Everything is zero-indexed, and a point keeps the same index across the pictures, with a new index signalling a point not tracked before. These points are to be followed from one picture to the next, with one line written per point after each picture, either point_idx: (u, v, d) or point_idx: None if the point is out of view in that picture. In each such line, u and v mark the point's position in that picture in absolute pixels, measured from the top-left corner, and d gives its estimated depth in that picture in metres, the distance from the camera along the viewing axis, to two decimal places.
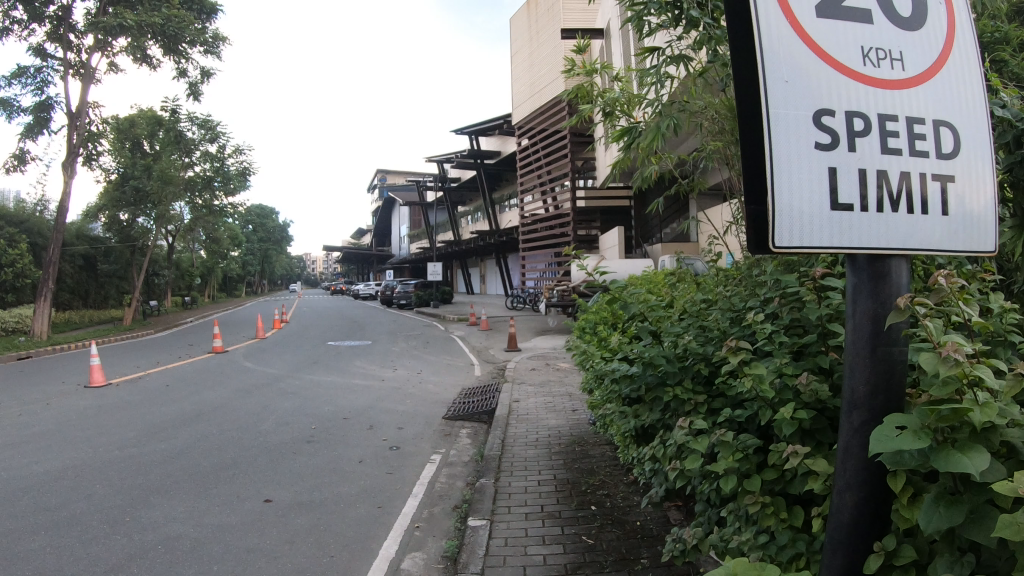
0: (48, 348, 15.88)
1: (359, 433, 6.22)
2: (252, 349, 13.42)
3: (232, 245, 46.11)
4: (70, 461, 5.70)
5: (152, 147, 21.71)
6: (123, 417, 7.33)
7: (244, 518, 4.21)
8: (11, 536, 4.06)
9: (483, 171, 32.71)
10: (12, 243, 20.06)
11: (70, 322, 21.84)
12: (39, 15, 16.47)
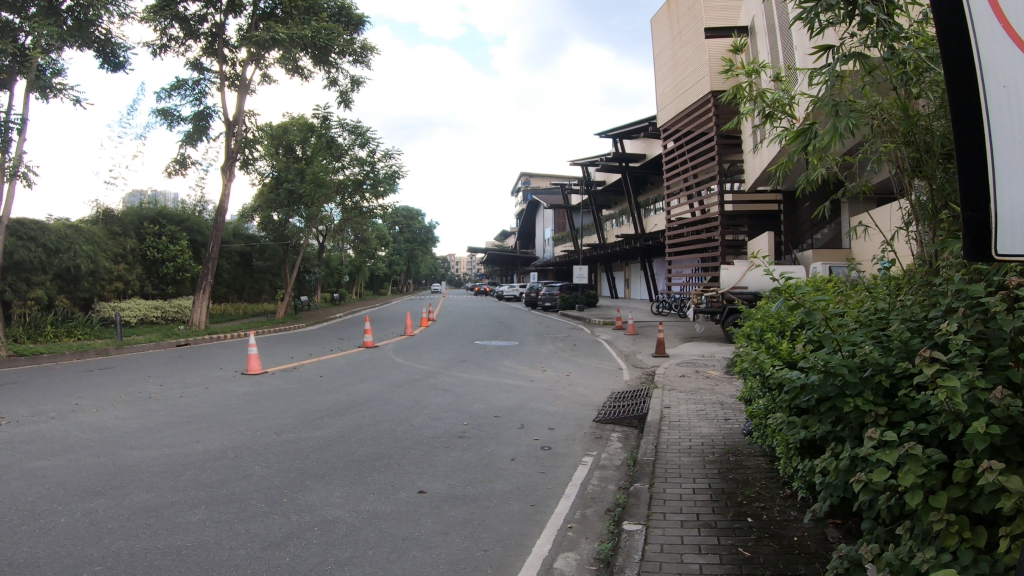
0: (207, 337, 17.13)
1: (511, 432, 6.30)
2: (401, 345, 13.87)
3: (380, 246, 48.14)
4: (234, 442, 6.12)
5: (304, 152, 22.96)
6: (280, 404, 7.80)
7: (400, 506, 4.38)
8: (175, 508, 4.41)
9: (627, 174, 32.52)
10: (174, 240, 21.79)
11: (225, 313, 23.43)
12: (194, 31, 17.83)
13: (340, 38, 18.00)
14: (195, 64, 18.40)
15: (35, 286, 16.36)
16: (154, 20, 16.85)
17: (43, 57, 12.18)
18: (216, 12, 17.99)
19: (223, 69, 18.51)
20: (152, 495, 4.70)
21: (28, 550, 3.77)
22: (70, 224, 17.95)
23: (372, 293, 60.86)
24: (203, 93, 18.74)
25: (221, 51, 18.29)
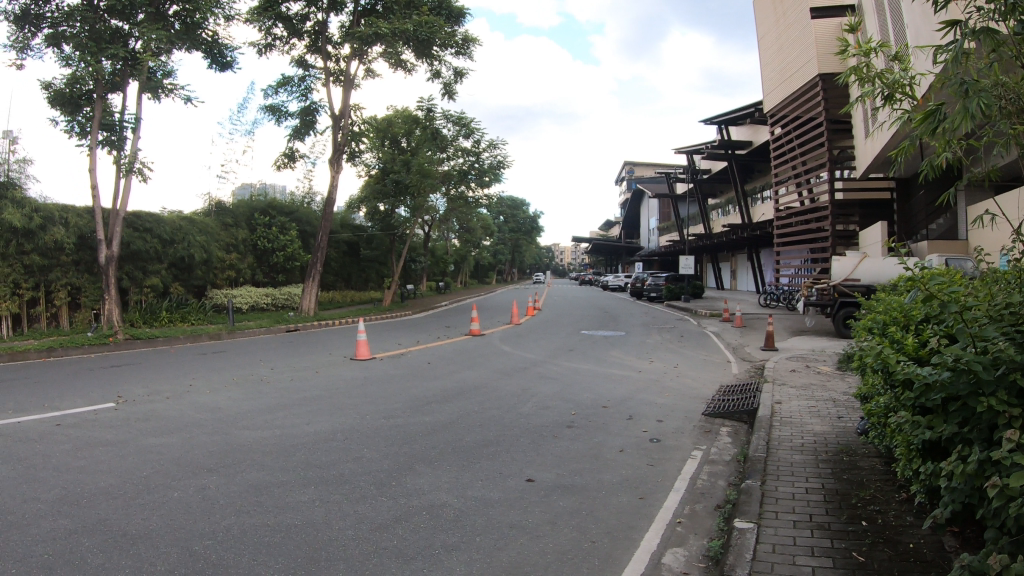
0: (315, 323, 17.78)
1: (620, 422, 6.28)
2: (507, 334, 14.00)
3: (484, 236, 48.81)
4: (343, 425, 6.35)
5: (410, 144, 23.50)
6: (390, 389, 8.04)
7: (509, 494, 4.44)
8: (286, 487, 4.62)
9: (733, 162, 31.74)
10: (284, 230, 22.55)
11: (333, 301, 24.46)
12: (297, 30, 18.45)
13: (440, 31, 18.23)
14: (299, 60, 19.07)
15: (151, 274, 17.39)
16: (257, 20, 17.54)
17: (153, 60, 12.97)
18: (318, 11, 18.56)
19: (327, 65, 19.11)
20: (264, 474, 4.94)
21: (146, 522, 4.05)
22: (185, 215, 19.02)
23: (477, 282, 61.79)
24: (308, 89, 19.38)
25: (324, 48, 18.88)
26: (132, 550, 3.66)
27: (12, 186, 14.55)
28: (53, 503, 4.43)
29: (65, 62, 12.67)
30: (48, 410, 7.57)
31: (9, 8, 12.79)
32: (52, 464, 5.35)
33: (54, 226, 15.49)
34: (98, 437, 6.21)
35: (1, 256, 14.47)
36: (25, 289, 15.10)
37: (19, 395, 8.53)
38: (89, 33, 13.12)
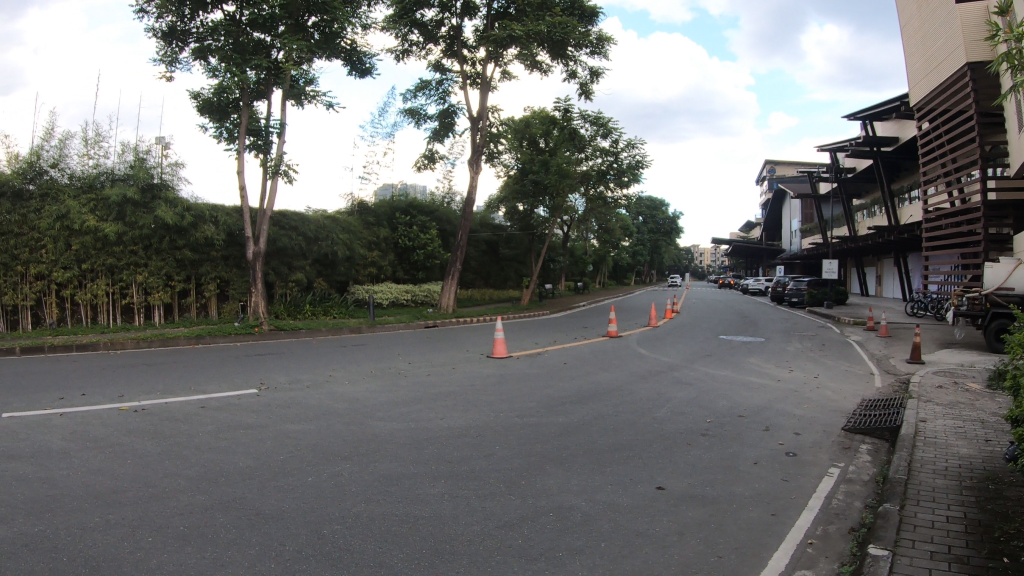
0: (454, 320, 18.20)
1: (755, 433, 6.09)
2: (644, 336, 13.86)
3: (623, 237, 48.59)
4: (478, 421, 6.49)
5: (547, 144, 23.65)
6: (527, 388, 8.14)
7: (637, 501, 4.40)
8: (416, 479, 4.76)
9: (881, 159, 30.09)
10: (424, 229, 23.20)
11: (471, 297, 25.62)
12: (432, 35, 18.96)
13: (574, 31, 18.21)
14: (436, 64, 19.61)
15: (295, 270, 18.36)
16: (394, 28, 18.19)
17: (294, 69, 13.62)
18: (452, 16, 18.97)
19: (463, 68, 19.52)
20: (399, 464, 5.12)
21: (280, 503, 4.29)
22: (329, 214, 20.00)
23: (614, 283, 61.62)
24: (445, 92, 19.85)
25: (460, 52, 19.30)
26: (265, 528, 3.89)
27: (167, 187, 15.70)
28: (196, 480, 4.76)
29: (213, 74, 13.54)
30: (197, 393, 8.17)
31: (159, 28, 14.09)
32: (200, 443, 5.77)
33: (206, 224, 16.57)
34: (243, 420, 6.63)
35: (156, 251, 15.71)
36: (177, 282, 16.32)
37: (176, 378, 9.27)
38: (233, 45, 13.94)
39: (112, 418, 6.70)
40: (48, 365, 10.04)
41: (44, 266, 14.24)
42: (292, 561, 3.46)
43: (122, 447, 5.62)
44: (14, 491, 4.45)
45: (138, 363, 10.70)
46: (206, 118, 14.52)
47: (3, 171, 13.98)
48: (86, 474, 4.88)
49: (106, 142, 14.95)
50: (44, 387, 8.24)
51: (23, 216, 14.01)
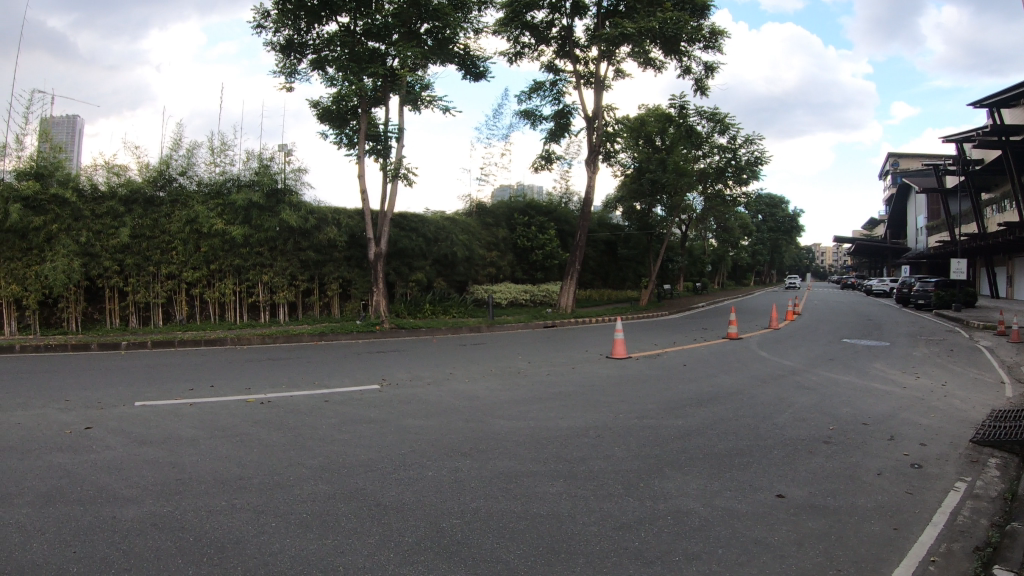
0: (572, 320, 18.18)
1: (880, 442, 5.77)
2: (766, 338, 13.39)
3: (743, 236, 47.15)
4: (596, 422, 6.47)
5: (663, 142, 23.25)
6: (646, 389, 8.03)
7: (755, 508, 4.25)
8: (533, 478, 4.80)
9: (1009, 149, 27.73)
10: (542, 229, 23.31)
11: (590, 298, 25.56)
12: (543, 37, 19.04)
13: (686, 26, 17.84)
14: (549, 65, 19.69)
15: (416, 270, 18.87)
16: (505, 31, 18.40)
17: (408, 76, 14.01)
18: (562, 16, 18.97)
19: (576, 68, 19.48)
20: (516, 462, 5.18)
21: (399, 496, 4.43)
22: (448, 215, 20.48)
23: (734, 283, 59.94)
24: (560, 92, 19.89)
25: (572, 52, 19.30)
26: (384, 519, 4.02)
27: (291, 192, 16.48)
28: (322, 470, 4.98)
29: (331, 83, 14.11)
30: (324, 387, 8.56)
31: (277, 42, 14.84)
32: (322, 435, 6.03)
33: (329, 226, 17.32)
34: (366, 415, 6.88)
35: (281, 253, 16.58)
36: (302, 281, 17.14)
37: (304, 372, 9.74)
38: (349, 54, 14.49)
39: (241, 409, 7.12)
40: (188, 359, 10.81)
41: (175, 266, 15.33)
42: (409, 552, 3.56)
43: (246, 436, 5.95)
44: (149, 474, 4.80)
45: (264, 358, 11.28)
46: (327, 125, 15.21)
47: (135, 178, 15.08)
48: (216, 460, 5.20)
49: (231, 150, 15.87)
50: (181, 378, 8.88)
51: (155, 220, 15.12)
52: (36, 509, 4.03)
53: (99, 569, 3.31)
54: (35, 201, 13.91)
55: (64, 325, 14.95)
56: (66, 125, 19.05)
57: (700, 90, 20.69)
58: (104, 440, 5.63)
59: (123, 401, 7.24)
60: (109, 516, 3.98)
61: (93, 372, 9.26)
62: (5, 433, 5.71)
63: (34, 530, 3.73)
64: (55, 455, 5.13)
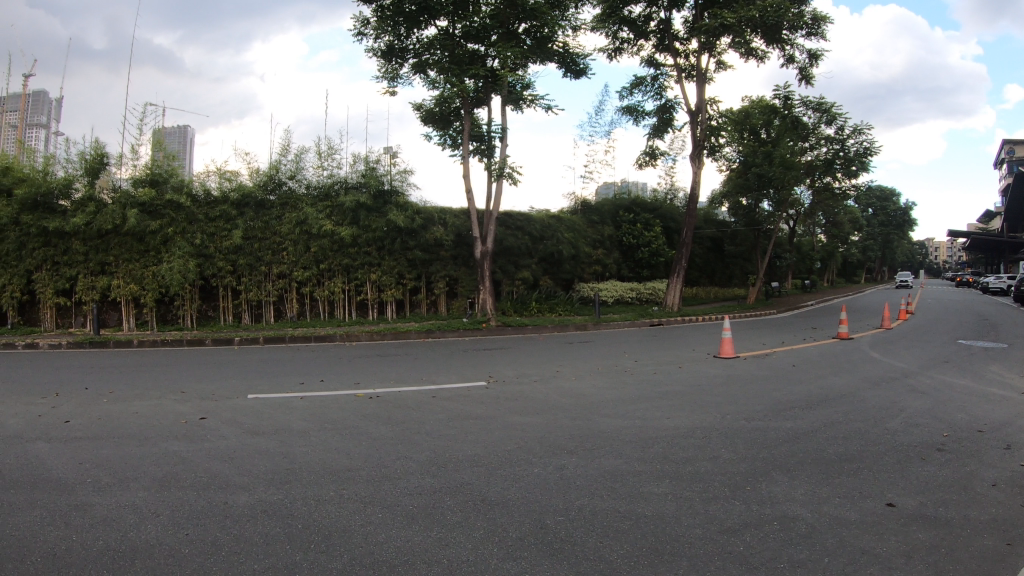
0: (679, 319, 17.86)
1: (1001, 451, 5.38)
2: (878, 339, 12.72)
3: (854, 230, 45.03)
4: (702, 423, 6.33)
5: (768, 135, 22.34)
6: (755, 390, 7.79)
7: (864, 516, 4.05)
8: (639, 477, 4.75)
9: None
10: (648, 227, 22.97)
11: (696, 296, 25.02)
12: (642, 31, 18.73)
13: (788, 12, 17.12)
14: (650, 60, 19.37)
15: (523, 268, 19.00)
16: (603, 27, 18.27)
17: (509, 76, 14.12)
18: (660, 9, 18.63)
19: (676, 62, 19.09)
20: (621, 461, 5.14)
21: (504, 491, 4.48)
22: (554, 214, 20.55)
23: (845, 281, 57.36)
24: (662, 87, 19.55)
25: (671, 46, 18.92)
26: (488, 514, 4.07)
27: (399, 193, 16.88)
28: (428, 463, 5.11)
29: (434, 86, 14.40)
30: (431, 383, 8.77)
31: (379, 48, 15.28)
32: (427, 430, 6.18)
33: (436, 226, 17.72)
34: (472, 411, 7.00)
35: (389, 251, 17.09)
36: (409, 280, 17.57)
37: (413, 369, 10.00)
38: (450, 57, 14.75)
39: (350, 403, 7.40)
40: (300, 354, 11.34)
41: (285, 266, 16.23)
42: (511, 547, 3.59)
43: (353, 429, 6.17)
44: (263, 463, 5.06)
45: (373, 355, 11.64)
46: (432, 127, 15.58)
47: (246, 183, 16.07)
48: (324, 451, 5.43)
49: (338, 154, 16.45)
50: (295, 372, 9.33)
51: (266, 222, 16.12)
52: (154, 493, 4.32)
53: (213, 550, 3.51)
54: (152, 206, 15.23)
55: (179, 321, 16.09)
56: (177, 135, 20.43)
57: (804, 80, 19.83)
58: (219, 430, 5.98)
59: (237, 393, 7.67)
60: (223, 501, 4.22)
61: (211, 365, 9.84)
62: (130, 421, 6.16)
63: (152, 513, 3.99)
64: (172, 443, 5.50)
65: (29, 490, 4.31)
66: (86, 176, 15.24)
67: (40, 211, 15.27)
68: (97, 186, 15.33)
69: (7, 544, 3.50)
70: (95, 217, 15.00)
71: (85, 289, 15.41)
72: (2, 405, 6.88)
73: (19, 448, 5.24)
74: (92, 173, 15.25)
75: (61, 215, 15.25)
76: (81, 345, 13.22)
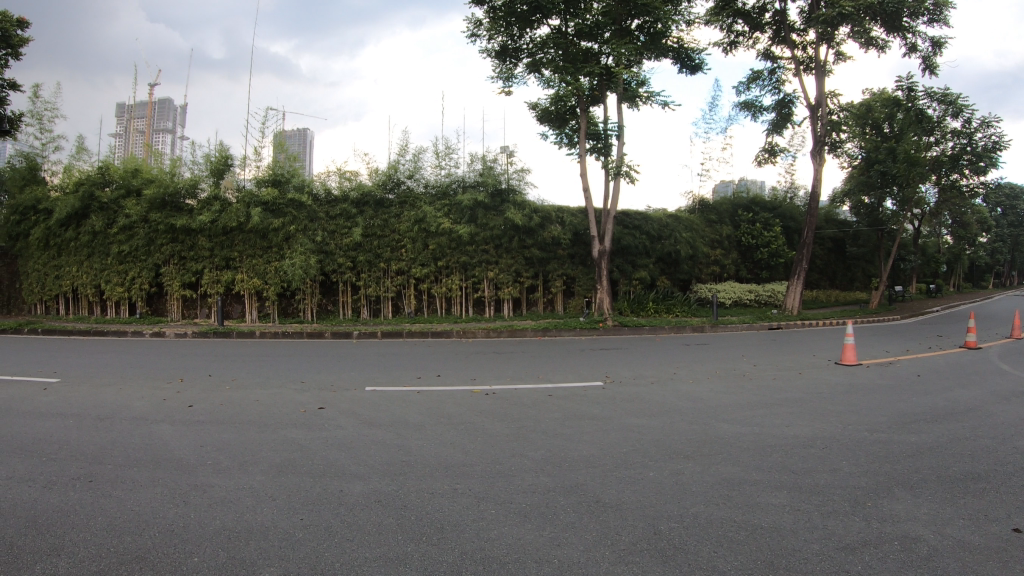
0: (798, 322, 17.19)
1: None
2: (1013, 349, 11.80)
3: (987, 231, 42.13)
4: (820, 432, 6.05)
5: (892, 129, 21.04)
6: (879, 400, 7.36)
7: (994, 541, 3.75)
8: (756, 487, 4.60)
9: None
10: (769, 226, 22.15)
11: (816, 301, 23.97)
12: (758, 24, 18.12)
13: None
14: (766, 53, 18.64)
15: (640, 268, 18.79)
16: (717, 20, 17.78)
17: (624, 73, 13.97)
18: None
19: (794, 54, 18.32)
20: (738, 469, 5.00)
21: (616, 494, 4.44)
22: (672, 213, 20.18)
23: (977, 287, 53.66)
24: (780, 80, 18.77)
25: (788, 38, 18.18)
26: (601, 516, 4.05)
27: (516, 191, 17.09)
28: (540, 462, 5.14)
29: (550, 85, 14.43)
30: (545, 382, 8.81)
31: (492, 49, 15.49)
32: (543, 428, 6.21)
33: (553, 224, 17.74)
34: (586, 411, 6.97)
35: (507, 249, 17.25)
36: (526, 278, 17.64)
37: (527, 367, 10.06)
38: (564, 56, 14.75)
39: (465, 398, 7.55)
40: (413, 349, 11.67)
41: (404, 262, 16.74)
42: (621, 551, 3.56)
43: (467, 425, 6.28)
44: (379, 454, 5.25)
45: (486, 351, 11.83)
46: (550, 126, 15.67)
47: (366, 182, 16.70)
48: (438, 445, 5.57)
49: (455, 154, 16.79)
50: (411, 367, 9.61)
51: (385, 221, 16.70)
52: (270, 478, 4.57)
53: (325, 535, 3.66)
54: (275, 206, 16.11)
55: (300, 314, 16.96)
56: (297, 137, 21.49)
57: (928, 69, 18.54)
58: (334, 419, 6.24)
59: (355, 385, 7.98)
60: (339, 489, 4.41)
61: (329, 357, 10.29)
62: (253, 408, 6.53)
63: (269, 496, 4.22)
64: (290, 430, 5.79)
65: (157, 469, 4.66)
66: (212, 176, 16.27)
67: (167, 209, 16.67)
68: (222, 186, 16.40)
69: (135, 518, 3.79)
70: (221, 215, 16.13)
71: (210, 282, 16.65)
72: (133, 389, 7.45)
73: (148, 430, 5.67)
74: (217, 173, 16.30)
75: (188, 214, 16.53)
76: (207, 335, 14.14)
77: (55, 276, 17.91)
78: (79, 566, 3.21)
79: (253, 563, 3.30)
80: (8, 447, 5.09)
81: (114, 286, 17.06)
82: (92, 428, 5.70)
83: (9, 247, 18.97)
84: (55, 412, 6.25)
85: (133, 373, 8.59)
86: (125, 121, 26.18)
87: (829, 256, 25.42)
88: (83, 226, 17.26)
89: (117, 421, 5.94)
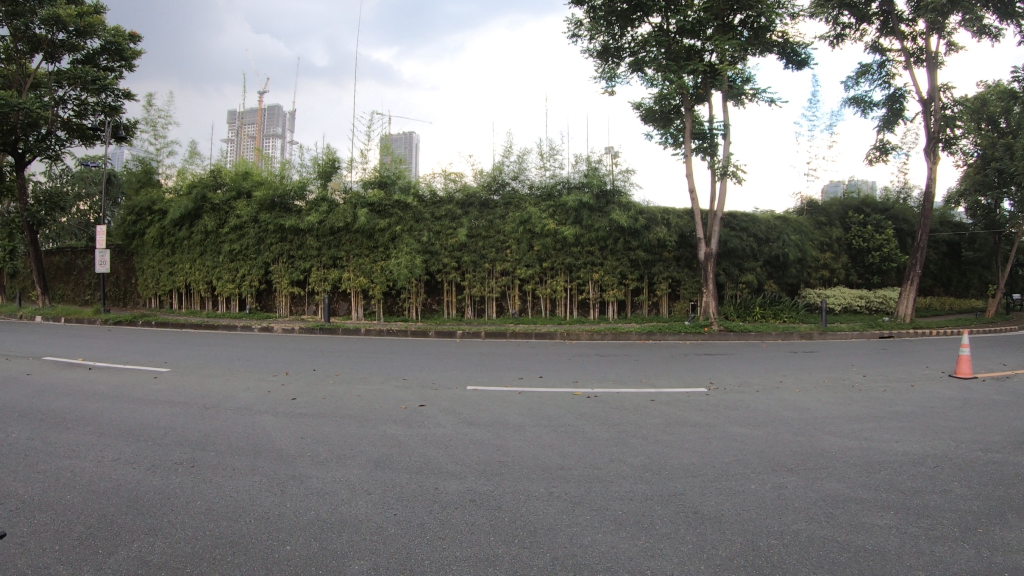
0: (911, 330, 16.26)
1: None
2: None
3: None
4: (932, 450, 5.69)
5: (1010, 124, 19.62)
6: (996, 417, 6.85)
7: None
8: (861, 506, 4.37)
9: None
10: (881, 228, 21.10)
11: (931, 307, 22.65)
12: (865, 15, 17.24)
13: None
14: (874, 45, 17.72)
15: (747, 271, 18.26)
16: (822, 12, 17.05)
17: (728, 70, 13.57)
18: None
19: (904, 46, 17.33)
20: (844, 486, 4.77)
21: (715, 506, 4.33)
22: (779, 214, 19.53)
23: None
24: (890, 74, 17.82)
25: (897, 29, 17.22)
26: (698, 528, 3.95)
27: (621, 192, 16.84)
28: (636, 469, 5.06)
29: (653, 84, 14.24)
30: (648, 386, 8.67)
31: (595, 48, 15.41)
32: (643, 435, 6.11)
33: (659, 226, 17.28)
34: (688, 418, 6.81)
35: (612, 251, 17.07)
36: (631, 280, 17.37)
37: (626, 370, 9.95)
38: (666, 53, 14.53)
39: (565, 400, 7.55)
40: (509, 350, 11.76)
41: (509, 263, 16.90)
42: (714, 565, 3.46)
43: (567, 428, 6.26)
44: (474, 453, 5.31)
45: (583, 353, 11.77)
46: (654, 126, 15.47)
47: (471, 184, 17.07)
48: (535, 447, 5.58)
49: (560, 155, 16.82)
50: (510, 367, 9.68)
51: (490, 222, 16.96)
52: (367, 472, 4.72)
53: (415, 532, 3.74)
54: (381, 206, 16.67)
55: (405, 313, 17.40)
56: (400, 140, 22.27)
57: None
58: (433, 417, 6.37)
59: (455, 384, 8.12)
60: (435, 487, 4.50)
61: (429, 356, 10.50)
62: (355, 403, 6.76)
63: (365, 491, 4.36)
64: (389, 427, 5.95)
65: (259, 458, 4.89)
66: (321, 179, 16.95)
67: (277, 210, 17.54)
68: (330, 187, 17.05)
69: (235, 505, 4.00)
70: (328, 215, 16.80)
71: (318, 280, 17.35)
72: (240, 380, 7.87)
73: (251, 420, 5.96)
74: (325, 175, 16.95)
75: (297, 214, 17.34)
76: (313, 331, 14.77)
77: (170, 273, 19.25)
78: (177, 548, 3.41)
79: (343, 555, 3.41)
80: (123, 431, 5.46)
81: (226, 282, 18.19)
82: (201, 416, 6.06)
83: (127, 244, 20.56)
84: (167, 400, 6.67)
85: (240, 365, 9.06)
86: (237, 127, 27.77)
87: (943, 261, 24.12)
88: (196, 225, 18.50)
89: (222, 411, 6.27)
